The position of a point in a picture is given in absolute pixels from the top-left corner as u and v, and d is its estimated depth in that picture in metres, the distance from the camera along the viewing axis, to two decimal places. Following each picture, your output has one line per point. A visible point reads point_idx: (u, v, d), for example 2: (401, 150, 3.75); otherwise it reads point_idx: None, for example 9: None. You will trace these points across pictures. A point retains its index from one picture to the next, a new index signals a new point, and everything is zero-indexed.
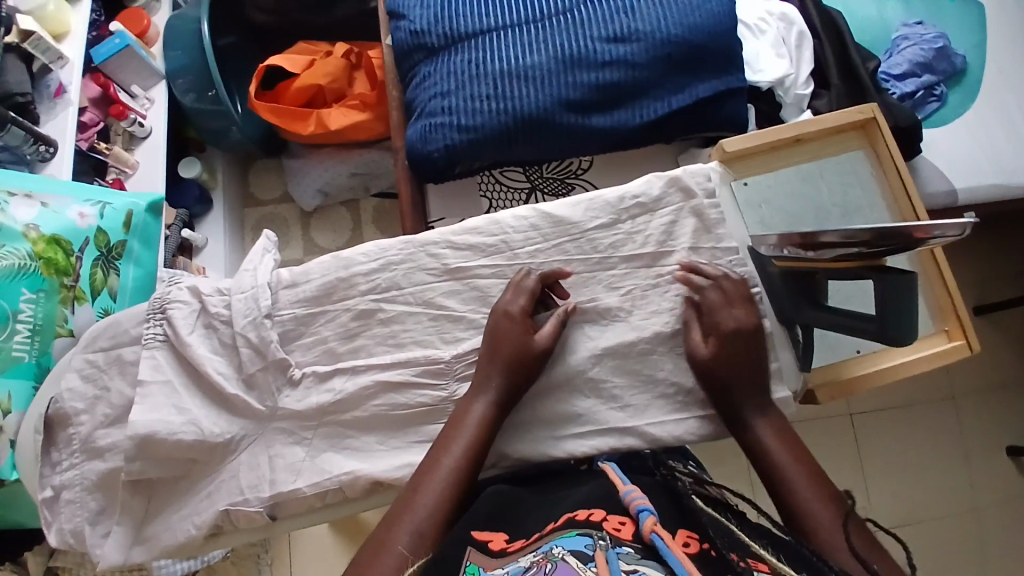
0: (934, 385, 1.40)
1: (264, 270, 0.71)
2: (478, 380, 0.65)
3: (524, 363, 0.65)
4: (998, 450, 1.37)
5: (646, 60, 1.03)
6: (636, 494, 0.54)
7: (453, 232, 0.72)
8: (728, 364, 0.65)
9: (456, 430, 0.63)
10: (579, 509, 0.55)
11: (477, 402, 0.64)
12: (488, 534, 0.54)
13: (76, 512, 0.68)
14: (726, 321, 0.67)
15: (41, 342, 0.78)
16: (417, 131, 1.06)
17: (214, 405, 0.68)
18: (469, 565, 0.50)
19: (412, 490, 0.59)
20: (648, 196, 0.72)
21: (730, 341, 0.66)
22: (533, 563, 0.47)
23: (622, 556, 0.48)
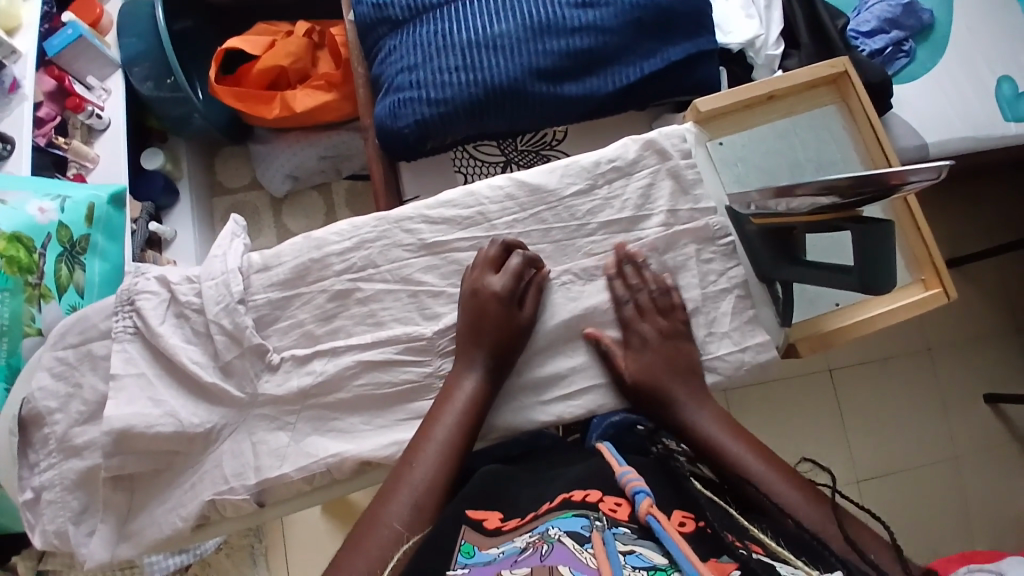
0: (911, 340, 1.43)
1: (234, 255, 0.69)
2: (466, 354, 0.65)
3: (513, 336, 0.66)
4: (975, 400, 1.40)
5: (616, 24, 1.02)
6: (632, 476, 0.54)
7: (427, 206, 0.72)
8: (660, 361, 0.67)
9: (447, 405, 0.62)
10: (574, 490, 0.55)
11: (466, 378, 0.64)
12: (481, 513, 0.54)
13: (58, 512, 0.66)
14: (642, 331, 0.68)
15: (8, 342, 0.76)
16: (386, 108, 1.04)
17: (193, 395, 0.66)
18: (464, 544, 0.50)
19: (404, 469, 0.59)
20: (623, 159, 0.73)
21: (644, 368, 0.67)
22: (530, 544, 0.47)
23: (619, 537, 0.48)
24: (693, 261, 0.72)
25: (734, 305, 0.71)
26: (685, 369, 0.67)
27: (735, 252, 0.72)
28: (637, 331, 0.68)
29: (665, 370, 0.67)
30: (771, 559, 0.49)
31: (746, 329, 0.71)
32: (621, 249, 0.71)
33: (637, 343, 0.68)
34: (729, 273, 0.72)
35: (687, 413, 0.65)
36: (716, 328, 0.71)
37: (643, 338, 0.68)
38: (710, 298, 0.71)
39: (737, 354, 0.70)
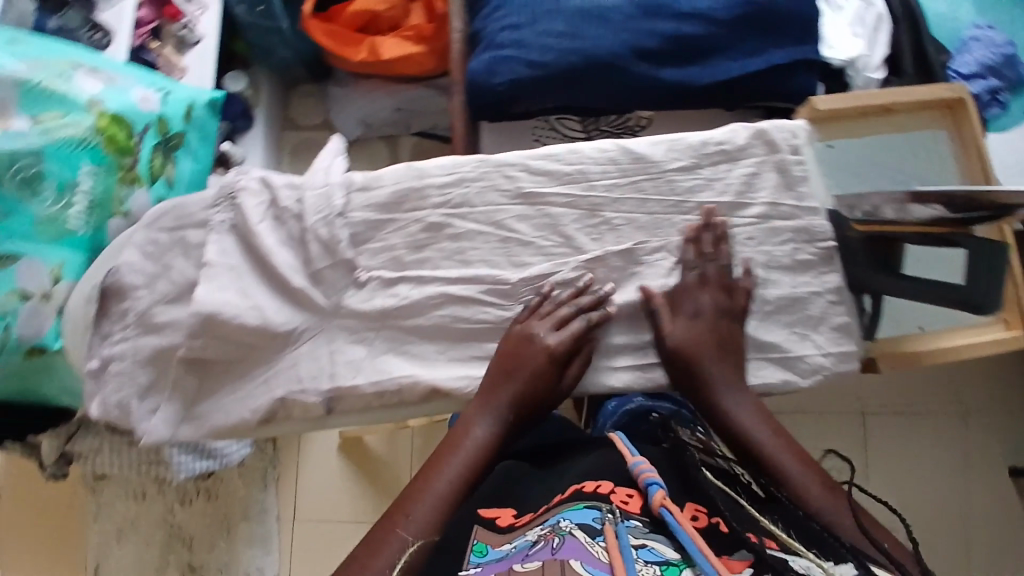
0: (946, 400, 1.40)
1: (337, 170, 0.72)
2: (478, 402, 0.67)
3: (530, 392, 0.67)
4: (999, 469, 1.36)
5: (726, 17, 1.01)
6: (644, 468, 0.64)
7: (529, 155, 0.72)
8: (709, 336, 0.67)
9: (452, 453, 0.65)
10: (586, 482, 0.66)
11: (477, 426, 0.66)
12: (494, 511, 0.66)
13: (124, 384, 0.68)
14: (693, 302, 0.68)
15: (97, 216, 0.78)
16: (482, 63, 1.03)
17: (280, 296, 0.69)
18: (477, 543, 0.60)
19: (406, 500, 0.63)
20: (732, 144, 0.72)
21: (700, 335, 0.67)
22: (541, 537, 0.56)
23: (632, 530, 0.57)
24: (787, 255, 0.72)
25: (824, 308, 0.71)
26: (738, 343, 0.68)
27: (836, 258, 0.72)
28: (689, 299, 0.69)
29: (724, 337, 0.68)
30: (786, 552, 0.56)
31: (835, 337, 0.71)
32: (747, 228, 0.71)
33: (687, 310, 0.68)
34: (826, 276, 0.72)
35: (726, 400, 0.67)
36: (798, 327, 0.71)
37: (697, 308, 0.68)
38: (797, 298, 0.71)
39: (819, 358, 0.70)
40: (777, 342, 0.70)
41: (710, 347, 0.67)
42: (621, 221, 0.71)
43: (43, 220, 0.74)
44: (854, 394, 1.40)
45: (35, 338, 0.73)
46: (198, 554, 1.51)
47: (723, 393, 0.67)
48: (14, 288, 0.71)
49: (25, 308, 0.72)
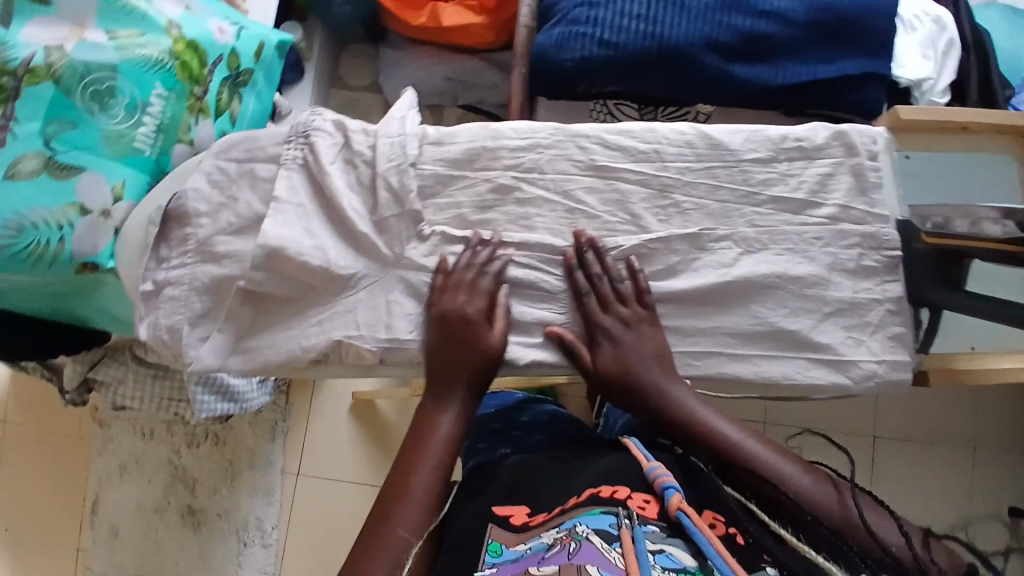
0: (961, 427, 1.39)
1: (411, 122, 0.72)
2: (437, 392, 0.68)
3: (484, 371, 0.68)
4: (1001, 510, 1.34)
5: (803, 20, 0.99)
6: (660, 474, 0.70)
7: (606, 129, 0.71)
8: (643, 342, 0.68)
9: (427, 450, 0.66)
10: (603, 487, 0.70)
11: (441, 417, 0.67)
12: (510, 509, 0.72)
13: (178, 309, 0.69)
14: (609, 320, 0.68)
15: (162, 141, 0.78)
16: (553, 38, 1.02)
17: (344, 241, 0.69)
18: (493, 542, 0.67)
19: (395, 504, 0.64)
20: (811, 142, 0.71)
21: (618, 358, 0.68)
22: (558, 541, 0.61)
23: (650, 535, 0.62)
24: (852, 259, 0.71)
25: (882, 317, 0.71)
26: (657, 353, 0.68)
27: (899, 267, 0.71)
28: (601, 323, 0.68)
29: (634, 350, 0.68)
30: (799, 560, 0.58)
31: (887, 345, 0.71)
32: (817, 228, 0.70)
33: (604, 337, 0.68)
34: (887, 285, 0.71)
35: (673, 395, 0.67)
36: (854, 332, 0.70)
37: (622, 319, 0.68)
38: (858, 304, 0.71)
39: (871, 365, 0.70)
40: (832, 343, 0.70)
41: (639, 347, 0.68)
42: (690, 205, 0.70)
43: (110, 136, 0.73)
44: (871, 402, 1.40)
45: (88, 255, 0.71)
46: (199, 498, 1.52)
47: (668, 389, 0.67)
48: (73, 201, 0.70)
49: (82, 222, 0.71)
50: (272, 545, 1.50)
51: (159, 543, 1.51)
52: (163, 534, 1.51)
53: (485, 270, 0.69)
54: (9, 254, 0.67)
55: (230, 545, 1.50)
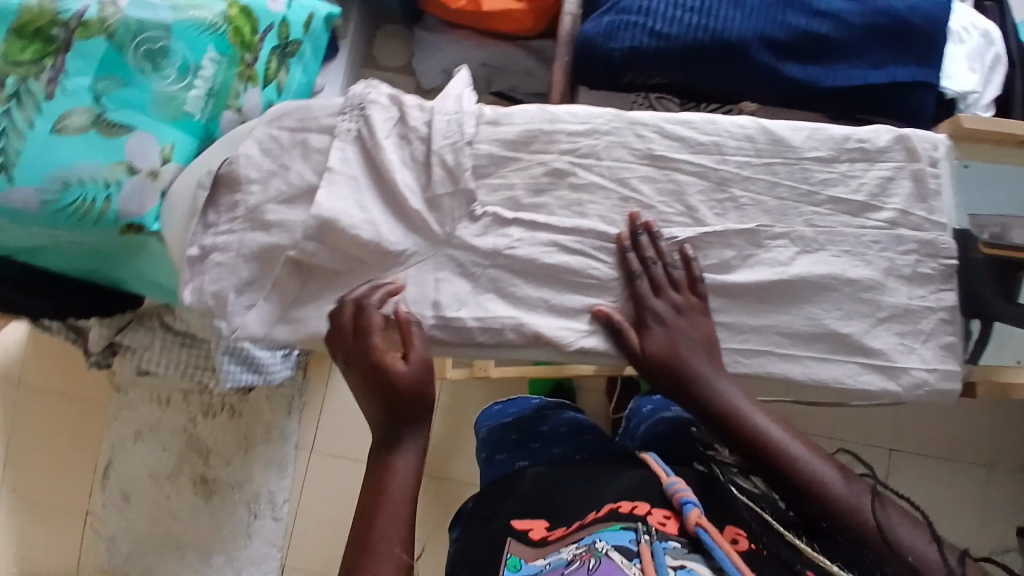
0: (977, 445, 1.38)
1: (469, 100, 0.71)
2: (387, 432, 0.66)
3: (413, 402, 0.66)
4: (1011, 531, 1.33)
5: (860, 23, 0.96)
6: (681, 487, 0.67)
7: (665, 118, 0.70)
8: (693, 330, 0.67)
9: (386, 495, 0.63)
10: (624, 502, 0.69)
11: (398, 460, 0.65)
12: (530, 522, 0.72)
13: (225, 276, 0.69)
14: (659, 305, 0.68)
15: (212, 106, 0.76)
16: (601, 26, 1.00)
17: (394, 215, 0.69)
18: (512, 557, 0.67)
19: (363, 555, 0.60)
20: (873, 143, 0.70)
21: (664, 343, 0.67)
22: (576, 557, 0.61)
23: (670, 551, 0.61)
24: (908, 266, 0.70)
25: (933, 326, 0.69)
26: (704, 341, 0.67)
27: (954, 276, 0.70)
28: (652, 307, 0.68)
29: (682, 337, 0.67)
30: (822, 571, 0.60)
31: (937, 354, 0.69)
32: (874, 232, 0.69)
33: (653, 321, 0.68)
34: (941, 293, 0.70)
35: (717, 386, 0.66)
36: (906, 339, 0.69)
37: (673, 305, 0.68)
38: (912, 311, 0.69)
39: (922, 373, 0.69)
40: (883, 349, 0.69)
41: (689, 336, 0.67)
42: (747, 200, 0.69)
43: (160, 98, 0.72)
44: (890, 413, 1.38)
45: (133, 215, 0.69)
46: (213, 468, 1.51)
47: (715, 379, 0.67)
48: (122, 159, 0.69)
49: (130, 181, 0.69)
50: (283, 518, 1.51)
51: (171, 510, 1.51)
52: (175, 501, 1.51)
53: (343, 296, 0.68)
54: (55, 207, 0.67)
55: (241, 515, 1.51)
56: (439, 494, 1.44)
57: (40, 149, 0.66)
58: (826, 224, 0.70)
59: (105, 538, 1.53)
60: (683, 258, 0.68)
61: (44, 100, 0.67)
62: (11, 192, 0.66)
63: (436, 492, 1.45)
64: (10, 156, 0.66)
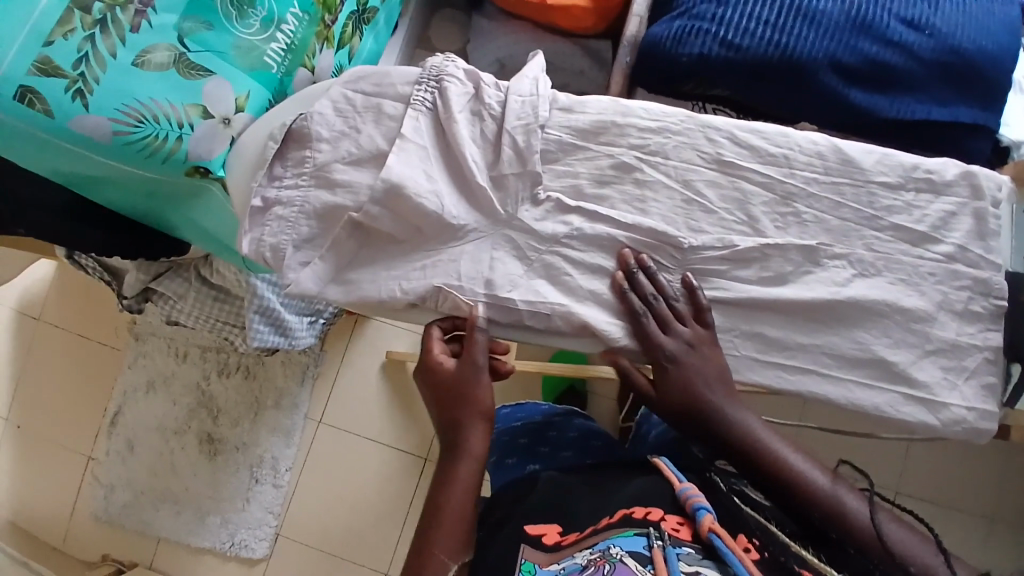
0: (981, 499, 1.34)
1: (545, 84, 0.71)
2: (452, 438, 0.69)
3: (467, 403, 0.68)
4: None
5: (930, 58, 0.90)
6: (693, 493, 0.65)
7: (737, 126, 0.71)
8: (705, 363, 0.67)
9: (445, 504, 0.66)
10: (635, 506, 0.66)
11: (459, 467, 0.68)
12: (541, 527, 0.69)
13: (285, 229, 0.69)
14: (670, 342, 0.68)
15: (290, 61, 0.82)
16: (670, 30, 0.98)
17: (459, 189, 0.69)
18: (525, 564, 0.64)
19: (421, 558, 0.65)
20: (940, 176, 0.70)
21: (677, 382, 0.67)
22: (591, 562, 0.58)
23: (686, 557, 0.59)
24: (961, 302, 0.69)
25: (978, 364, 0.69)
26: (718, 373, 0.67)
27: (1002, 317, 0.70)
28: (662, 346, 0.68)
29: (696, 373, 0.67)
30: None
31: (980, 394, 0.69)
32: (931, 264, 0.69)
33: (665, 360, 0.68)
34: (988, 333, 0.69)
35: (730, 415, 0.67)
36: (950, 375, 0.69)
37: (684, 340, 0.67)
38: (959, 347, 0.69)
39: (962, 410, 0.68)
40: (928, 381, 0.69)
41: (703, 369, 0.67)
42: (810, 217, 0.70)
43: (242, 46, 0.76)
44: (900, 454, 1.36)
45: (201, 159, 0.72)
46: (220, 428, 1.52)
47: (727, 409, 0.67)
48: (198, 102, 0.71)
49: (202, 124, 0.72)
50: (283, 486, 1.50)
51: (173, 464, 1.52)
52: (179, 455, 1.52)
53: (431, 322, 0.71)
54: (128, 139, 0.67)
55: (242, 479, 1.50)
56: None
57: (121, 80, 0.67)
58: (883, 250, 0.70)
59: (103, 485, 1.53)
60: (687, 286, 0.69)
61: (129, 31, 0.67)
62: (85, 118, 0.65)
63: None
64: (89, 83, 0.65)
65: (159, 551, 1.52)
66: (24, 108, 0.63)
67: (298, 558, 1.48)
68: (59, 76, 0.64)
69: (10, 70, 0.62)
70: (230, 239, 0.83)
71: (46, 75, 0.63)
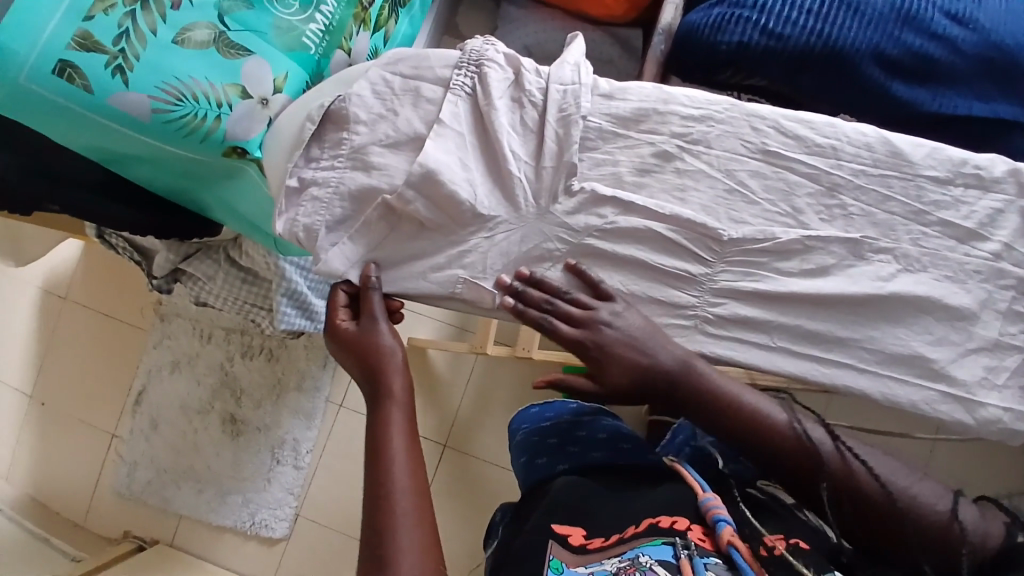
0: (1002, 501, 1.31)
1: (586, 71, 0.71)
2: (375, 390, 0.68)
3: (378, 349, 0.69)
4: None
5: (976, 52, 0.87)
6: (715, 505, 0.65)
7: (784, 115, 0.69)
8: (628, 340, 0.65)
9: (389, 447, 0.63)
10: (661, 516, 0.66)
11: (389, 410, 0.66)
12: (566, 528, 0.69)
13: (318, 211, 0.69)
14: (587, 331, 0.66)
15: (327, 43, 0.81)
16: (709, 17, 0.95)
17: (492, 177, 0.69)
18: (553, 559, 0.64)
19: (382, 506, 0.60)
20: (990, 172, 0.68)
21: (619, 365, 0.65)
22: (621, 570, 0.58)
23: (711, 566, 0.59)
24: (1006, 302, 0.68)
25: (1019, 365, 0.67)
26: (641, 338, 0.66)
27: None
28: (587, 343, 0.65)
29: (619, 350, 0.65)
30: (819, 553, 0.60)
31: (1018, 394, 0.67)
32: (978, 261, 0.68)
33: (595, 354, 0.65)
34: None
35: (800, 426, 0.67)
36: (991, 375, 0.67)
37: (597, 327, 0.66)
38: (1001, 347, 0.67)
39: (999, 410, 0.67)
40: (968, 380, 0.67)
41: (630, 346, 0.65)
42: (855, 210, 0.68)
43: (280, 26, 0.76)
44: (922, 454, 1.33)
45: (239, 139, 0.73)
46: (243, 409, 1.53)
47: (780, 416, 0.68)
48: (237, 82, 0.72)
49: (240, 104, 0.72)
50: (303, 468, 1.51)
51: (195, 443, 1.54)
52: (201, 434, 1.54)
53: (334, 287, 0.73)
54: (167, 117, 0.68)
55: (263, 460, 1.52)
56: (457, 467, 1.45)
57: (160, 58, 0.67)
58: (929, 245, 0.68)
59: (126, 462, 1.56)
60: (574, 268, 0.68)
61: (169, 9, 0.68)
62: (125, 95, 0.66)
63: (455, 465, 1.45)
64: (129, 60, 0.65)
65: (181, 529, 1.55)
66: (65, 81, 0.63)
67: (316, 539, 1.49)
68: (99, 51, 0.64)
69: (50, 42, 0.62)
70: (264, 221, 0.85)
71: (86, 50, 0.63)
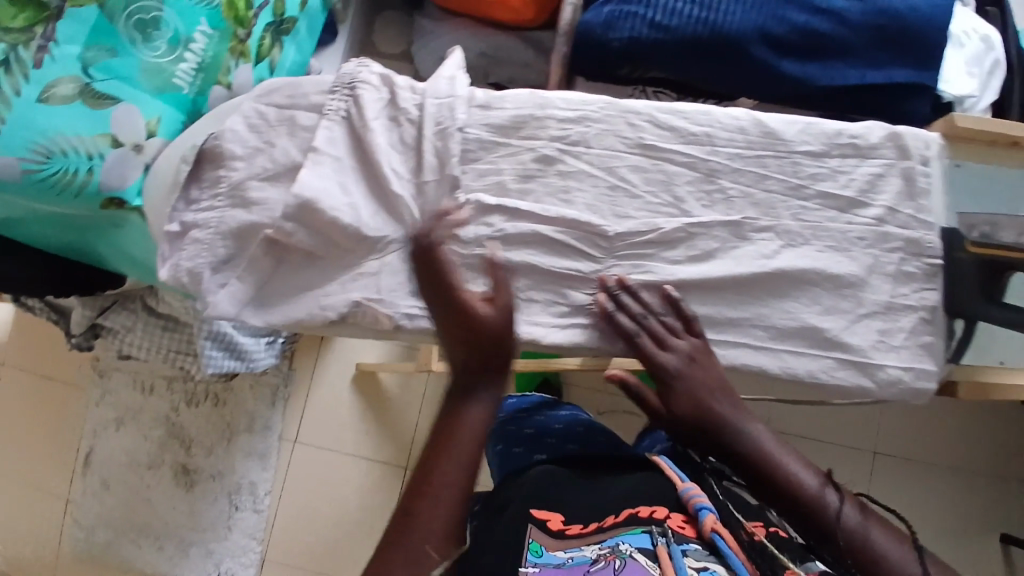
0: (952, 450, 1.35)
1: (461, 83, 0.71)
2: (465, 381, 0.63)
3: (488, 350, 0.62)
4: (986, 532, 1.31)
5: (860, 21, 0.88)
6: (695, 494, 0.66)
7: (658, 108, 0.70)
8: (711, 378, 0.66)
9: (454, 440, 0.60)
10: (642, 505, 0.66)
11: (467, 408, 0.62)
12: (545, 513, 0.66)
13: (200, 253, 0.68)
14: (670, 359, 0.66)
15: (201, 80, 0.81)
16: (601, 15, 0.97)
17: (376, 199, 0.69)
18: (532, 542, 0.63)
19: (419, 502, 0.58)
20: (865, 140, 0.69)
21: (687, 394, 0.66)
22: (602, 556, 0.59)
23: (693, 553, 0.61)
24: (893, 265, 0.69)
25: (914, 324, 0.68)
26: (717, 382, 0.67)
27: (936, 276, 0.69)
28: (662, 364, 0.66)
29: (696, 386, 0.66)
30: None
31: (915, 352, 0.68)
32: (862, 227, 0.69)
33: (667, 378, 0.66)
34: (924, 292, 0.69)
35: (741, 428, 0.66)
36: (888, 337, 0.68)
37: (687, 354, 0.66)
38: (893, 309, 0.69)
39: (898, 371, 0.68)
40: (863, 345, 0.68)
41: (715, 393, 0.66)
42: (735, 192, 0.69)
43: (148, 69, 0.75)
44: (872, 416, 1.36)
45: (115, 189, 0.71)
46: (195, 457, 1.49)
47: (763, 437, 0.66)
48: (107, 132, 0.70)
49: (112, 154, 0.70)
50: (263, 510, 1.48)
51: (149, 498, 1.50)
52: (155, 488, 1.50)
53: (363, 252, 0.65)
54: (39, 176, 0.66)
55: (221, 506, 1.48)
56: None
57: (27, 118, 0.65)
58: (811, 218, 0.69)
59: (82, 526, 1.51)
60: (668, 297, 0.67)
61: (33, 68, 0.65)
62: None
63: None
64: None
65: None
66: None
67: None
68: None
69: None
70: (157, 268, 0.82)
71: None
